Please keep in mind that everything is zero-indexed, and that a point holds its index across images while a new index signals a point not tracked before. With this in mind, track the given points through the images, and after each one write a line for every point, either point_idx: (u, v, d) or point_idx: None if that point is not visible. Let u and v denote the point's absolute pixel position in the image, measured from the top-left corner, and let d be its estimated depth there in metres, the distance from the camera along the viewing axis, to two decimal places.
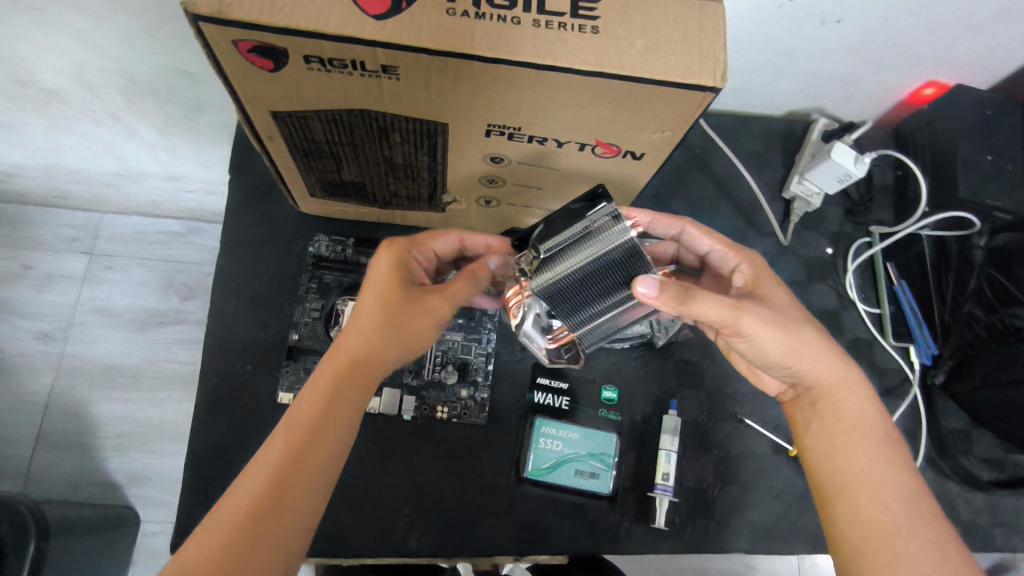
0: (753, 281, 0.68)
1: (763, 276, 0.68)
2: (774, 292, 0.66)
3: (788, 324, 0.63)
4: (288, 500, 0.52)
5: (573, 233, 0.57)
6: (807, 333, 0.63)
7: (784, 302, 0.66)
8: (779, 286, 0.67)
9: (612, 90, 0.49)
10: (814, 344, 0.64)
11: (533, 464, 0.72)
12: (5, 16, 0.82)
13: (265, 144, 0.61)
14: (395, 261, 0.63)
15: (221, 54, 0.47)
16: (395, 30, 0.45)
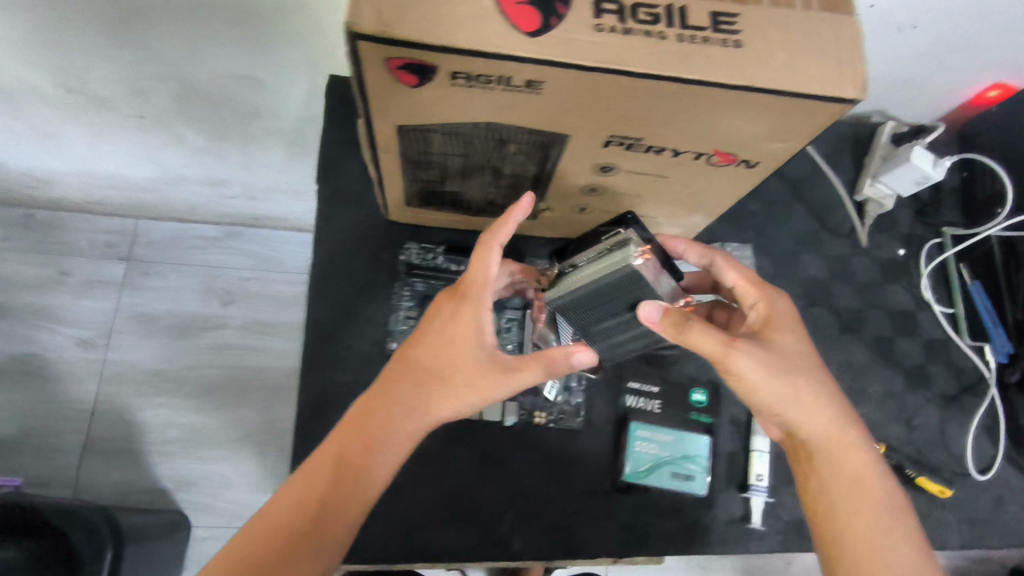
0: (765, 324, 0.66)
1: (780, 321, 0.66)
2: (786, 337, 0.65)
3: (784, 374, 0.62)
4: (317, 533, 0.60)
5: (592, 253, 0.60)
6: (806, 385, 0.63)
7: (793, 349, 0.64)
8: (794, 332, 0.65)
9: (749, 101, 0.50)
10: (811, 398, 0.64)
11: (630, 467, 0.74)
12: (67, 23, 0.81)
13: (378, 156, 0.62)
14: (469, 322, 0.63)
15: (369, 70, 0.48)
16: (549, 47, 0.45)
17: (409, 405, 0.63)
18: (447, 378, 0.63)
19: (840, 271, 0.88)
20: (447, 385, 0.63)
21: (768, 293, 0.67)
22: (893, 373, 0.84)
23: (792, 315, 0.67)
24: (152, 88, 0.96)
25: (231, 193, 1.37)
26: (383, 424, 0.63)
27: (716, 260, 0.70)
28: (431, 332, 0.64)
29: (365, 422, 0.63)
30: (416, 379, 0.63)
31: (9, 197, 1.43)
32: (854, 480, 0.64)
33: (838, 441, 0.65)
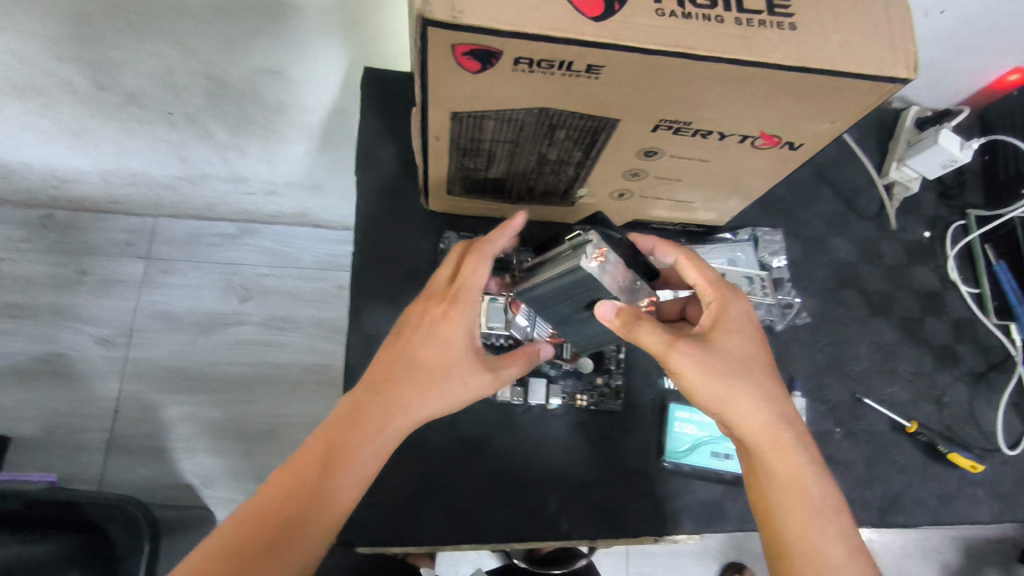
0: (713, 325, 0.64)
1: (730, 321, 0.63)
2: (733, 338, 0.63)
3: (717, 373, 0.61)
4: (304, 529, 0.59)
5: (557, 251, 0.62)
6: (744, 387, 0.61)
7: (737, 350, 0.63)
8: (744, 333, 0.63)
9: (799, 83, 0.51)
10: (747, 398, 0.62)
11: (672, 446, 0.76)
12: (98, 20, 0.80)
13: (428, 144, 0.63)
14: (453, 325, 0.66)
15: (435, 56, 0.49)
16: (614, 31, 0.47)
17: (399, 400, 0.64)
18: (435, 374, 0.65)
19: (868, 254, 0.89)
20: (435, 380, 0.65)
21: (723, 293, 0.65)
22: (922, 353, 0.86)
23: (746, 317, 0.64)
24: (183, 85, 0.96)
25: (251, 188, 1.37)
26: (375, 418, 0.63)
27: (679, 258, 0.65)
28: (418, 331, 0.67)
29: (355, 417, 0.63)
30: (405, 375, 0.65)
31: (27, 198, 1.42)
32: (791, 477, 0.62)
33: (775, 438, 0.62)
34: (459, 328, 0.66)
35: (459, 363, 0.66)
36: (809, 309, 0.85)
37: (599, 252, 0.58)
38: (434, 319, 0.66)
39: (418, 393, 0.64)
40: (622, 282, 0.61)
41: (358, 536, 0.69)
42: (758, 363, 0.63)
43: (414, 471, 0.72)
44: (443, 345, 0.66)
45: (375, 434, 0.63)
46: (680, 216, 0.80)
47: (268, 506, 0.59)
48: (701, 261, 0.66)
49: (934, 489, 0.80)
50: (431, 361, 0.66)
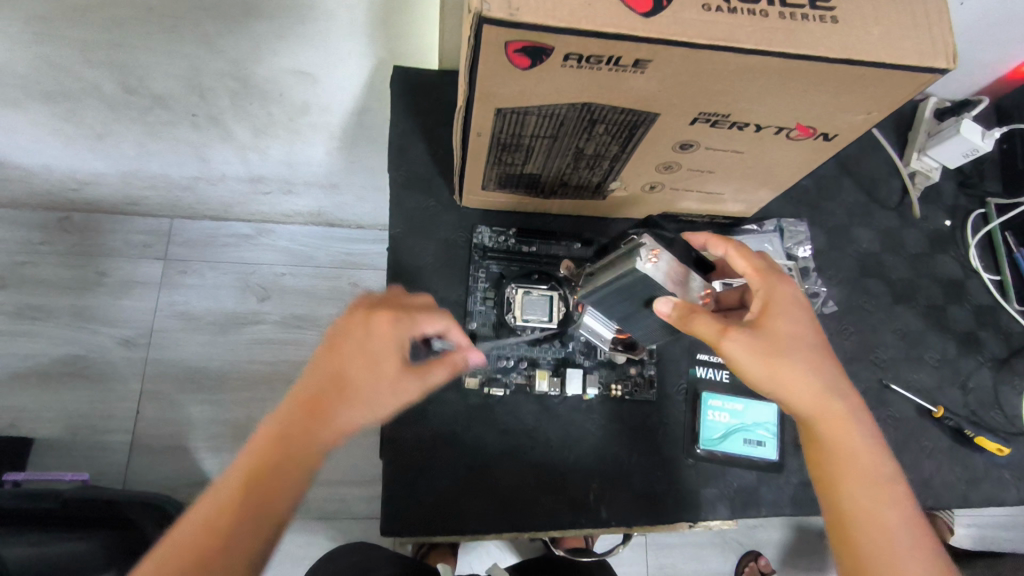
0: (762, 310, 0.62)
1: (779, 305, 0.61)
2: (783, 321, 0.61)
3: (772, 355, 0.60)
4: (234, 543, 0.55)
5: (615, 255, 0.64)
6: (796, 368, 0.60)
7: (788, 333, 0.61)
8: (793, 315, 0.61)
9: (840, 75, 0.53)
10: (798, 378, 0.61)
11: (706, 435, 0.78)
12: (129, 25, 0.80)
13: (470, 140, 0.65)
14: (382, 332, 0.63)
15: (488, 53, 0.50)
16: (663, 26, 0.48)
17: (327, 413, 0.61)
18: (360, 387, 0.62)
19: (891, 243, 0.91)
20: (362, 393, 0.62)
21: (770, 277, 0.63)
22: (946, 339, 0.87)
23: (797, 299, 0.62)
24: (207, 87, 0.97)
25: (268, 188, 1.37)
26: (299, 432, 0.60)
27: (727, 249, 0.64)
28: (347, 342, 0.63)
29: (284, 430, 0.60)
30: (330, 389, 0.62)
31: (45, 201, 1.43)
32: (847, 451, 0.62)
33: (829, 413, 0.62)
34: (391, 339, 0.63)
35: (387, 375, 0.63)
36: (836, 298, 0.87)
37: (653, 253, 0.60)
38: (365, 331, 0.63)
39: (346, 407, 0.61)
40: (677, 278, 0.61)
41: (402, 524, 0.70)
42: (810, 343, 0.61)
43: (458, 462, 0.73)
44: (374, 357, 0.63)
45: (303, 449, 0.60)
46: (709, 207, 0.82)
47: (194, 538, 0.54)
48: (746, 248, 0.64)
49: (962, 472, 0.81)
50: (360, 373, 0.62)
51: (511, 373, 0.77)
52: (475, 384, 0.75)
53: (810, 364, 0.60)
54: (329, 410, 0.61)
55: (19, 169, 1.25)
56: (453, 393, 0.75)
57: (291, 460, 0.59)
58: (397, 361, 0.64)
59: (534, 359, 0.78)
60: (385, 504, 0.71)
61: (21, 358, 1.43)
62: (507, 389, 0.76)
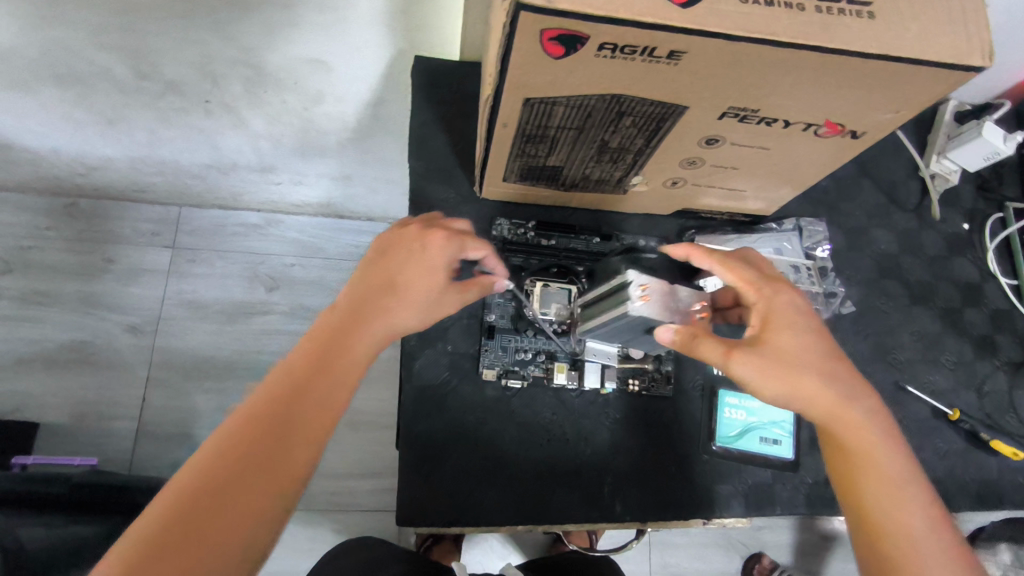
0: (763, 325, 0.62)
1: (780, 317, 0.61)
2: (786, 333, 0.61)
3: (784, 366, 0.59)
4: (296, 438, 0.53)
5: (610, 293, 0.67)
6: (806, 380, 0.59)
7: (792, 345, 0.60)
8: (795, 325, 0.61)
9: (872, 71, 0.52)
10: (809, 387, 0.60)
11: (721, 432, 0.78)
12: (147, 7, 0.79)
13: (495, 130, 0.64)
14: (439, 246, 0.63)
15: (522, 40, 0.50)
16: (700, 18, 0.48)
17: (380, 315, 0.60)
18: (409, 294, 0.61)
19: (910, 245, 0.90)
20: (412, 300, 0.61)
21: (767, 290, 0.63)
22: (962, 342, 0.87)
23: (796, 308, 0.62)
24: (222, 74, 0.96)
25: (279, 178, 1.36)
26: (356, 334, 0.59)
27: (717, 264, 0.65)
28: (396, 253, 0.63)
29: (339, 328, 0.59)
30: (382, 293, 0.61)
31: (54, 185, 1.42)
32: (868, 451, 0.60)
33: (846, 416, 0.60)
34: (444, 250, 0.63)
35: (436, 285, 0.62)
36: (853, 298, 0.87)
37: (641, 290, 0.62)
38: (414, 243, 0.63)
39: (398, 309, 0.60)
40: (672, 305, 0.63)
41: (419, 514, 0.70)
42: (815, 352, 0.60)
43: (473, 453, 0.73)
44: (424, 267, 0.62)
45: (359, 348, 0.59)
46: (730, 205, 0.81)
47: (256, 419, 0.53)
48: (735, 263, 0.65)
49: (976, 476, 0.81)
50: (412, 280, 0.61)
51: (529, 366, 0.77)
52: (493, 375, 0.75)
53: (819, 374, 0.59)
54: (388, 314, 0.60)
55: (29, 152, 1.24)
56: (471, 383, 0.76)
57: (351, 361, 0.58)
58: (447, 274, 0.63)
59: (552, 352, 0.78)
60: (401, 493, 0.71)
61: (27, 343, 1.42)
62: (524, 381, 0.76)
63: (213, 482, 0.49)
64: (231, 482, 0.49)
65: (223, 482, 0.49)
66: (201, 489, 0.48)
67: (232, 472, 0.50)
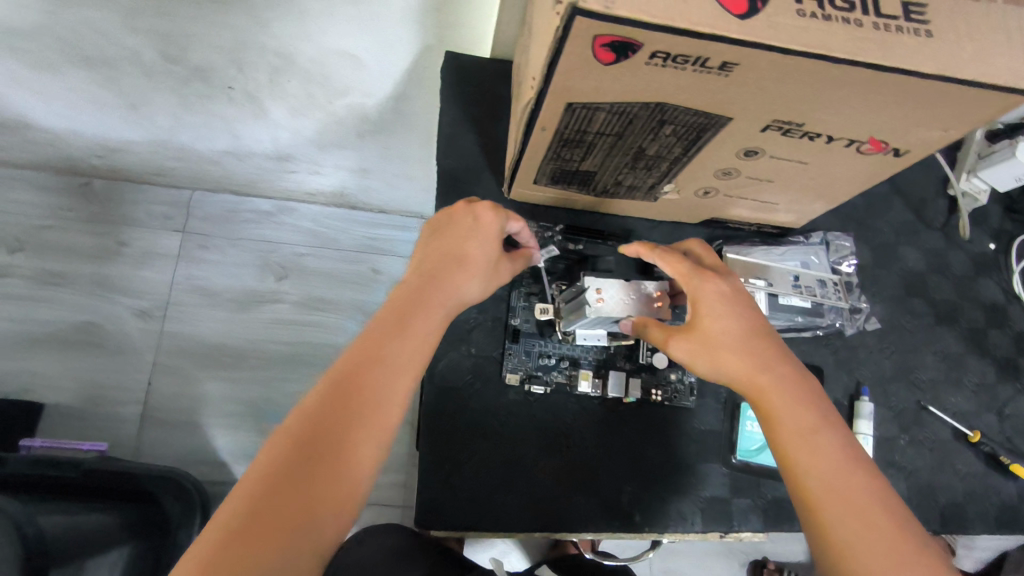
0: (692, 314, 0.66)
1: (706, 304, 0.65)
2: (710, 319, 0.64)
3: (702, 348, 0.64)
4: (378, 398, 0.57)
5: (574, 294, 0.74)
6: (728, 359, 0.63)
7: (717, 330, 0.64)
8: (718, 311, 0.64)
9: (926, 90, 0.51)
10: (733, 367, 0.63)
11: (742, 445, 0.77)
12: None
13: (532, 133, 0.64)
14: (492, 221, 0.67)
15: (572, 45, 0.49)
16: (758, 30, 0.47)
17: (447, 283, 0.64)
18: (471, 264, 0.65)
19: (936, 263, 0.90)
20: (474, 269, 0.65)
21: (694, 280, 0.66)
22: (985, 364, 0.87)
23: (723, 294, 0.65)
24: (249, 62, 0.94)
25: (295, 167, 1.35)
26: (426, 302, 0.62)
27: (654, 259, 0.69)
28: (453, 228, 0.67)
29: (410, 298, 0.62)
30: (448, 265, 0.64)
31: (70, 165, 1.41)
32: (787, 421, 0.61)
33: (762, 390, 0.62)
34: (496, 222, 0.67)
35: (492, 258, 0.67)
36: (877, 315, 0.86)
37: (598, 295, 0.70)
38: (469, 217, 0.67)
39: (461, 280, 0.64)
40: (629, 298, 0.72)
41: (439, 517, 0.69)
42: (735, 334, 0.64)
43: (493, 457, 0.72)
44: (481, 239, 0.66)
45: (432, 315, 0.62)
46: (760, 217, 0.81)
47: (346, 383, 0.57)
48: (671, 255, 0.68)
49: (994, 500, 0.81)
50: (472, 252, 0.66)
51: (552, 372, 0.76)
52: (517, 380, 0.75)
53: (738, 355, 0.63)
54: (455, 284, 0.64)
55: (48, 131, 1.22)
56: (494, 387, 0.75)
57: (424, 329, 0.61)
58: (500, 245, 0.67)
59: (575, 359, 0.77)
60: (421, 495, 0.70)
61: (38, 322, 1.41)
62: (547, 387, 0.75)
63: (310, 441, 0.53)
64: (326, 441, 0.54)
65: (318, 441, 0.53)
66: (299, 446, 0.53)
67: (327, 432, 0.54)
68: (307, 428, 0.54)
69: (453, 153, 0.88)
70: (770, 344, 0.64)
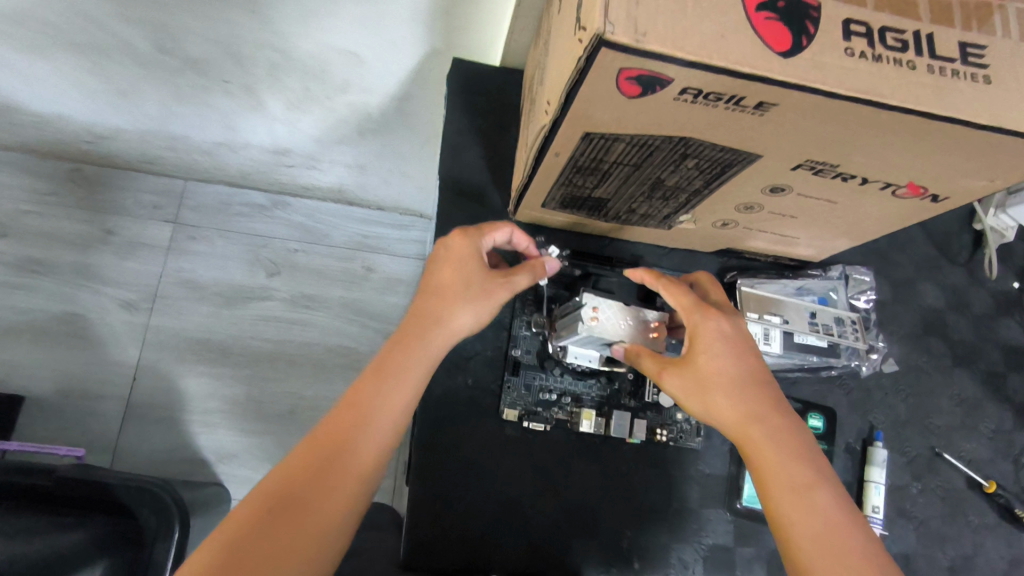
0: (689, 349, 0.62)
1: (703, 341, 0.61)
2: (707, 357, 0.60)
3: (693, 384, 0.60)
4: (352, 441, 0.53)
5: (568, 310, 0.69)
6: (722, 399, 0.59)
7: (713, 369, 0.60)
8: (716, 350, 0.60)
9: (978, 141, 0.47)
10: (727, 408, 0.59)
11: (749, 491, 0.75)
12: None
13: (544, 159, 0.59)
14: (468, 246, 0.63)
15: (596, 75, 0.44)
16: (802, 70, 0.42)
17: (427, 316, 0.60)
18: (452, 291, 0.61)
19: (956, 302, 0.87)
20: (455, 295, 0.60)
21: (694, 315, 0.62)
22: (1002, 410, 0.83)
23: (724, 333, 0.61)
24: (246, 55, 0.87)
25: (292, 161, 1.24)
26: (408, 342, 0.59)
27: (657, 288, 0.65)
28: (432, 262, 0.64)
29: (393, 341, 0.59)
30: (426, 298, 0.61)
31: (55, 147, 1.28)
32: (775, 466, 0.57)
33: (753, 434, 0.58)
34: (469, 243, 0.63)
35: (472, 278, 0.61)
36: (894, 355, 0.83)
37: (593, 313, 0.65)
38: (443, 248, 0.64)
39: (441, 309, 0.60)
40: (626, 322, 0.66)
41: (426, 561, 0.66)
42: (732, 375, 0.60)
43: (487, 498, 0.68)
44: (458, 265, 0.62)
45: (413, 352, 0.58)
46: (779, 249, 0.77)
47: (318, 439, 0.53)
48: (673, 286, 0.64)
49: (1007, 553, 0.78)
50: (448, 280, 0.62)
51: (553, 409, 0.73)
52: (514, 416, 0.71)
53: (732, 398, 0.59)
54: (432, 313, 0.60)
55: (28, 111, 1.12)
56: (491, 422, 0.71)
57: (408, 369, 0.57)
58: (482, 265, 0.62)
59: (578, 395, 0.74)
60: (409, 537, 0.66)
61: (18, 312, 1.28)
62: (547, 425, 0.72)
63: (276, 505, 0.49)
64: (294, 500, 0.49)
65: (284, 503, 0.49)
66: (263, 513, 0.48)
67: (303, 484, 0.50)
68: (273, 492, 0.50)
69: (458, 166, 0.84)
70: (769, 389, 0.60)
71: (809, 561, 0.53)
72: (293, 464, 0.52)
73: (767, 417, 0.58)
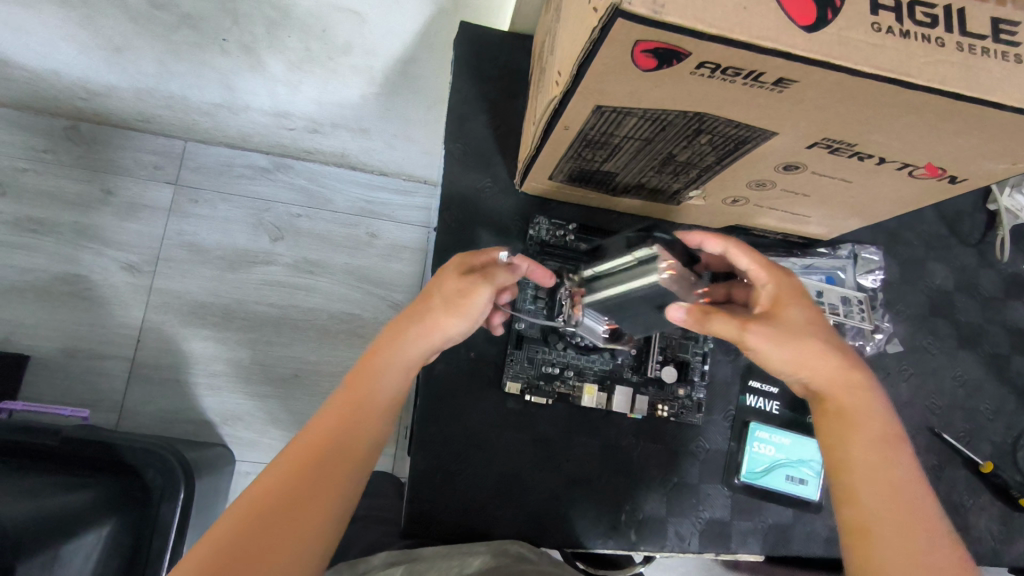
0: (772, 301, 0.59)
1: (790, 294, 0.59)
2: (796, 309, 0.58)
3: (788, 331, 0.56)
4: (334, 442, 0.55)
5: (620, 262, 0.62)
6: (814, 355, 0.56)
7: (804, 319, 0.57)
8: (804, 303, 0.58)
9: (1003, 121, 0.45)
10: (815, 365, 0.56)
11: (748, 467, 0.75)
12: None
13: (553, 130, 0.58)
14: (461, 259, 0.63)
15: (609, 47, 0.42)
16: (826, 47, 0.40)
17: (410, 321, 0.60)
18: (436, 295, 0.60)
19: (965, 282, 0.86)
20: (436, 299, 0.60)
21: (774, 270, 0.60)
22: (1004, 391, 0.84)
23: (802, 289, 0.60)
24: (247, 12, 0.84)
25: (293, 124, 1.22)
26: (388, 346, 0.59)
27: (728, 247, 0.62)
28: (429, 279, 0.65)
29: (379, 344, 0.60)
30: (415, 304, 0.61)
31: (51, 104, 1.25)
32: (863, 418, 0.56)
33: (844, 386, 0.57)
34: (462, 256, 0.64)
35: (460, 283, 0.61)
36: (899, 336, 0.83)
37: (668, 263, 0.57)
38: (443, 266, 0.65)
39: (422, 313, 0.59)
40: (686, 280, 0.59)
41: (426, 529, 0.67)
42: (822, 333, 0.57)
43: (488, 467, 0.69)
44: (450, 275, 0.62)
45: (393, 360, 0.59)
46: (788, 226, 0.76)
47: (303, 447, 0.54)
48: (746, 245, 0.62)
49: (998, 532, 0.79)
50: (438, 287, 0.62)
51: (555, 382, 0.73)
52: (517, 389, 0.71)
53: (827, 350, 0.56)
54: (413, 319, 0.59)
55: (22, 67, 1.09)
56: (493, 395, 0.72)
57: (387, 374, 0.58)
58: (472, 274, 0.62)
59: (581, 368, 0.74)
60: (410, 505, 0.67)
61: (18, 272, 1.26)
62: (549, 399, 0.72)
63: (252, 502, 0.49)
64: (284, 507, 0.50)
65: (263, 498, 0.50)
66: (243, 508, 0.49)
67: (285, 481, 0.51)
68: (253, 490, 0.50)
69: (464, 135, 0.82)
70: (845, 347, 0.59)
71: (882, 526, 0.52)
72: (281, 471, 0.52)
73: (849, 378, 0.57)
